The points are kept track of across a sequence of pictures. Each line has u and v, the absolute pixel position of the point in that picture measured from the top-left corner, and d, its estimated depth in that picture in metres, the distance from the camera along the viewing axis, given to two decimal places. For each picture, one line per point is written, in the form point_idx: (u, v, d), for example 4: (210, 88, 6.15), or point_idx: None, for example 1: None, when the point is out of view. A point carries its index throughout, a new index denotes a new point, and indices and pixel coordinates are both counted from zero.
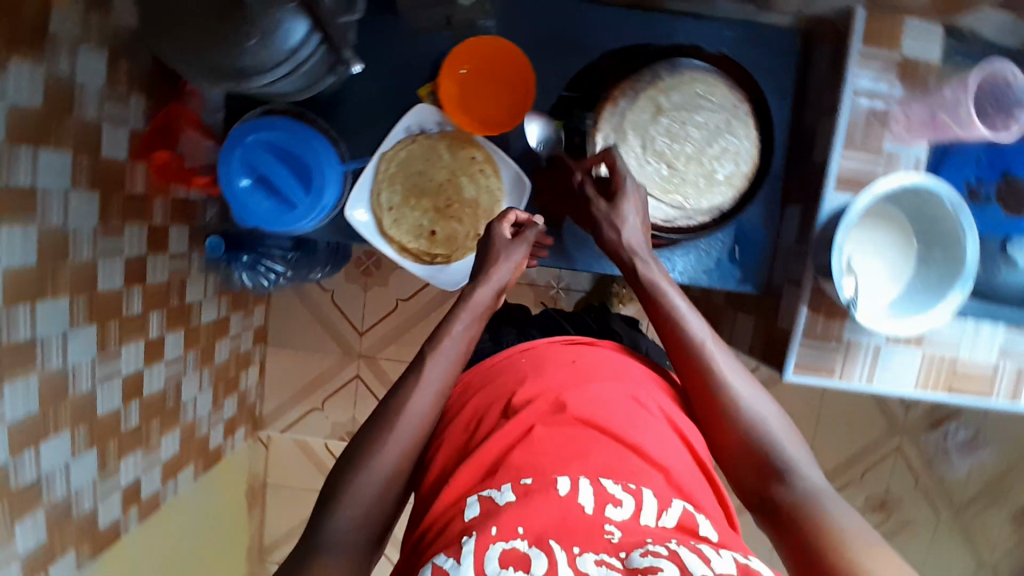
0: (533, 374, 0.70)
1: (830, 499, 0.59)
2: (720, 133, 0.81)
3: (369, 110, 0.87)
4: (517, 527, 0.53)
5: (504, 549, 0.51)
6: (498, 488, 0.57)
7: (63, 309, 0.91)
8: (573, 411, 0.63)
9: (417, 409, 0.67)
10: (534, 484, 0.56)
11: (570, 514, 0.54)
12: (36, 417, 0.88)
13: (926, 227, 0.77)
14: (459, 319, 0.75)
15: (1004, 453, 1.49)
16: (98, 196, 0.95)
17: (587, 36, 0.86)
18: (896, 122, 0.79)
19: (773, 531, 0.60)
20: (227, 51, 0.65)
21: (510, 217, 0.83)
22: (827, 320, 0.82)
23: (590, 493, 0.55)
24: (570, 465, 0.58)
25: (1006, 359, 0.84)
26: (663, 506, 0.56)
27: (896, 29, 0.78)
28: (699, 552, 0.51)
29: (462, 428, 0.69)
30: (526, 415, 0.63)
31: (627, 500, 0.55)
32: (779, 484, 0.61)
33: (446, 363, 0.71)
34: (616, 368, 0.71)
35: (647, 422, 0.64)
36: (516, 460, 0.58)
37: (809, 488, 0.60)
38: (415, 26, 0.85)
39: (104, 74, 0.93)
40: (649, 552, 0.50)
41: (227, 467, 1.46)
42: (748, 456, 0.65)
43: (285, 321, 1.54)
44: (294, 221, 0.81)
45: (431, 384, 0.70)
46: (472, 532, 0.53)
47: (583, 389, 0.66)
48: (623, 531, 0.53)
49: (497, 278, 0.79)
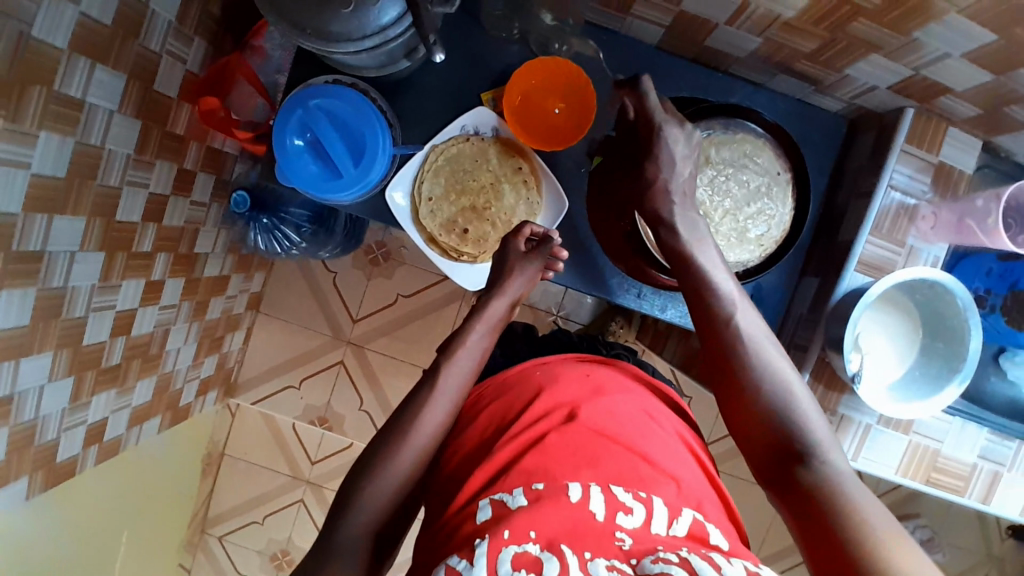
0: (548, 384, 0.80)
1: (852, 484, 0.60)
2: (759, 196, 0.85)
3: (431, 101, 0.90)
4: (529, 532, 0.60)
5: (516, 553, 0.58)
6: (510, 492, 0.66)
7: (78, 229, 0.90)
8: (584, 421, 0.73)
9: (429, 419, 0.73)
10: (546, 490, 0.65)
11: (582, 520, 0.62)
12: (24, 331, 0.86)
13: (930, 320, 0.81)
14: (474, 329, 0.80)
15: (952, 561, 1.52)
16: (139, 126, 0.95)
17: (652, 79, 0.90)
18: (922, 220, 0.83)
19: (792, 510, 0.62)
20: (322, 15, 0.68)
21: (525, 230, 0.85)
22: (826, 389, 0.84)
23: (601, 501, 0.64)
24: (581, 472, 0.68)
25: (983, 461, 0.88)
26: (672, 515, 0.65)
27: (938, 135, 0.83)
28: (710, 560, 0.59)
29: (478, 431, 0.78)
30: (542, 425, 0.74)
31: (637, 508, 0.64)
32: (802, 468, 0.63)
33: (463, 372, 0.77)
34: (625, 386, 0.82)
35: (653, 436, 0.75)
36: (529, 465, 0.68)
37: (832, 472, 0.62)
38: (494, 34, 0.89)
39: (175, 10, 0.97)
40: (659, 559, 0.58)
41: (190, 428, 1.42)
42: (770, 439, 0.66)
43: (284, 291, 1.53)
44: (336, 190, 0.82)
45: (443, 396, 0.75)
46: (484, 534, 0.61)
47: (595, 402, 0.77)
48: (633, 538, 0.62)
49: (511, 292, 0.83)
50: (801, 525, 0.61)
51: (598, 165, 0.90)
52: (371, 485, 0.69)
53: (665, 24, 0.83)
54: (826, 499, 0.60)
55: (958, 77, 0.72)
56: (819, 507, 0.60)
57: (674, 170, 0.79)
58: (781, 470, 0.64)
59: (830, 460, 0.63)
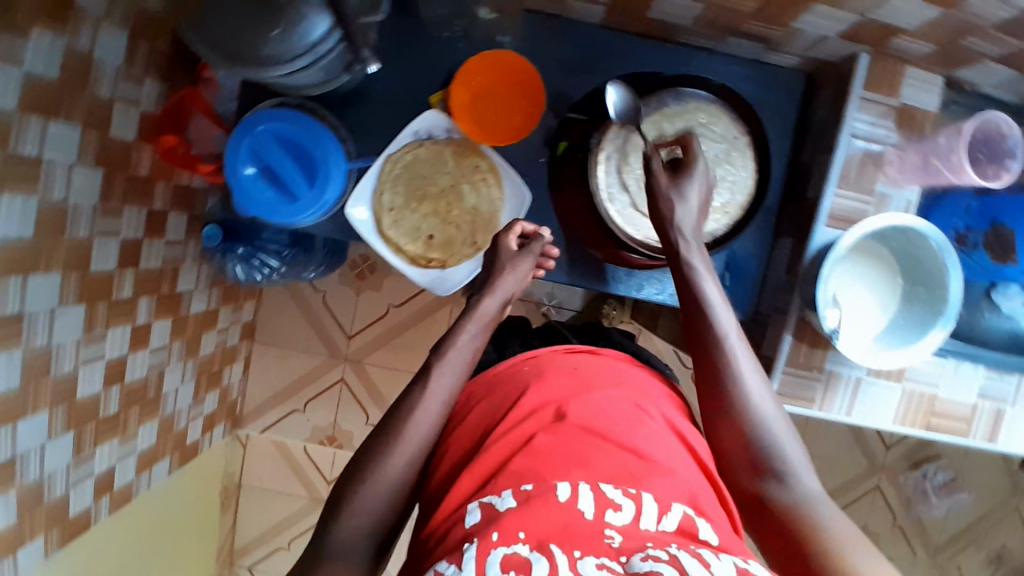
0: (535, 380, 0.80)
1: (818, 501, 0.68)
2: (719, 163, 0.84)
3: (380, 113, 0.89)
4: (518, 533, 0.61)
5: (505, 555, 0.59)
6: (499, 494, 0.66)
7: (54, 286, 0.90)
8: (573, 419, 0.73)
9: (422, 420, 0.72)
10: (534, 490, 0.65)
11: (571, 518, 0.62)
12: (16, 394, 0.87)
13: (908, 267, 0.80)
14: (465, 329, 0.79)
15: (979, 499, 1.51)
16: (102, 174, 0.95)
17: (601, 58, 0.88)
18: (890, 165, 0.82)
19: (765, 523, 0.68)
20: (250, 41, 0.68)
21: (517, 229, 0.86)
22: (810, 349, 0.83)
23: (589, 499, 0.64)
24: (570, 472, 0.67)
25: (984, 400, 0.89)
26: (662, 511, 0.64)
27: (897, 77, 0.81)
28: (699, 557, 0.58)
29: (468, 430, 0.78)
30: (529, 426, 0.73)
31: (626, 504, 0.64)
32: (775, 484, 0.69)
33: (458, 370, 0.76)
34: (613, 378, 0.81)
35: (645, 429, 0.74)
36: (517, 466, 0.68)
37: (802, 490, 0.69)
38: (434, 37, 0.87)
39: (121, 54, 0.94)
40: (649, 556, 0.58)
41: (201, 464, 1.42)
42: (748, 456, 0.72)
43: (276, 316, 1.54)
44: (296, 213, 0.81)
45: (435, 394, 0.74)
46: (474, 538, 0.62)
47: (582, 399, 0.76)
48: (623, 535, 0.61)
49: (502, 290, 0.82)
50: (775, 536, 0.67)
51: (566, 151, 0.89)
52: (361, 502, 0.68)
53: (605, 3, 0.81)
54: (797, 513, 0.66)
55: (908, 16, 0.70)
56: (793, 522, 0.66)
57: (686, 201, 0.78)
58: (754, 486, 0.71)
59: (802, 477, 0.69)
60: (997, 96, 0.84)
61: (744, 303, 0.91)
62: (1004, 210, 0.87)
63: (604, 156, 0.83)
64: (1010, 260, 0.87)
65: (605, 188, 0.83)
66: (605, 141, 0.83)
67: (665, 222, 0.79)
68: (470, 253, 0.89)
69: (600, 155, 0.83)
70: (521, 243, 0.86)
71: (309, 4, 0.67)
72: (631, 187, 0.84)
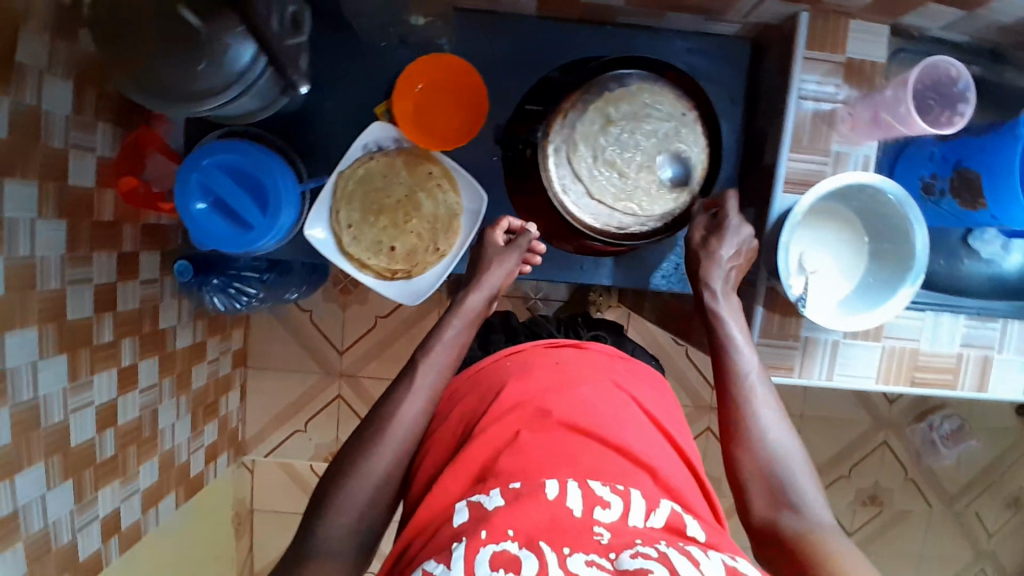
0: (517, 375, 0.75)
1: (838, 540, 0.63)
2: (669, 142, 0.83)
3: (331, 133, 0.90)
4: (507, 530, 0.57)
5: (494, 552, 0.55)
6: (487, 493, 0.63)
7: (32, 339, 0.90)
8: (557, 415, 0.69)
9: (407, 414, 0.74)
10: (522, 488, 0.61)
11: (560, 515, 0.59)
12: (10, 450, 0.88)
13: (873, 224, 0.79)
14: (450, 325, 0.81)
15: (990, 444, 1.49)
16: (66, 225, 0.94)
17: (540, 53, 0.89)
18: (842, 123, 0.80)
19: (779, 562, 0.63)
20: (176, 76, 0.67)
21: (504, 225, 0.89)
22: (782, 318, 0.84)
23: (578, 496, 0.61)
24: (557, 469, 0.63)
25: (969, 349, 0.88)
26: (650, 507, 0.62)
27: (843, 31, 0.79)
28: (689, 555, 0.56)
29: (450, 431, 0.75)
30: (512, 421, 0.69)
31: (615, 501, 0.61)
32: (790, 518, 0.65)
33: (439, 366, 0.78)
34: (597, 372, 0.77)
35: (630, 422, 0.71)
36: (503, 464, 0.64)
37: (818, 526, 0.64)
38: (374, 47, 0.88)
39: (70, 102, 0.92)
40: (639, 553, 0.55)
41: (209, 494, 1.43)
42: (764, 487, 0.68)
43: (267, 341, 1.54)
44: (251, 242, 0.81)
45: (422, 390, 0.76)
46: (462, 537, 0.58)
47: (564, 394, 0.72)
48: (612, 532, 0.58)
49: (489, 284, 0.85)
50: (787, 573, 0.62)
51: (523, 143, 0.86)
52: (348, 523, 0.68)
53: None
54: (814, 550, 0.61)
55: None
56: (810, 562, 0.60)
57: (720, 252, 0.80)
58: (770, 521, 0.66)
59: (817, 514, 0.65)
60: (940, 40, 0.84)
61: None
62: (968, 150, 0.82)
63: (553, 148, 0.82)
64: (979, 208, 0.82)
65: (556, 180, 0.82)
66: (552, 134, 0.81)
67: (698, 272, 0.81)
68: (433, 260, 0.88)
69: (548, 148, 0.81)
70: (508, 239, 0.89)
71: (229, 32, 0.66)
72: (583, 176, 0.82)
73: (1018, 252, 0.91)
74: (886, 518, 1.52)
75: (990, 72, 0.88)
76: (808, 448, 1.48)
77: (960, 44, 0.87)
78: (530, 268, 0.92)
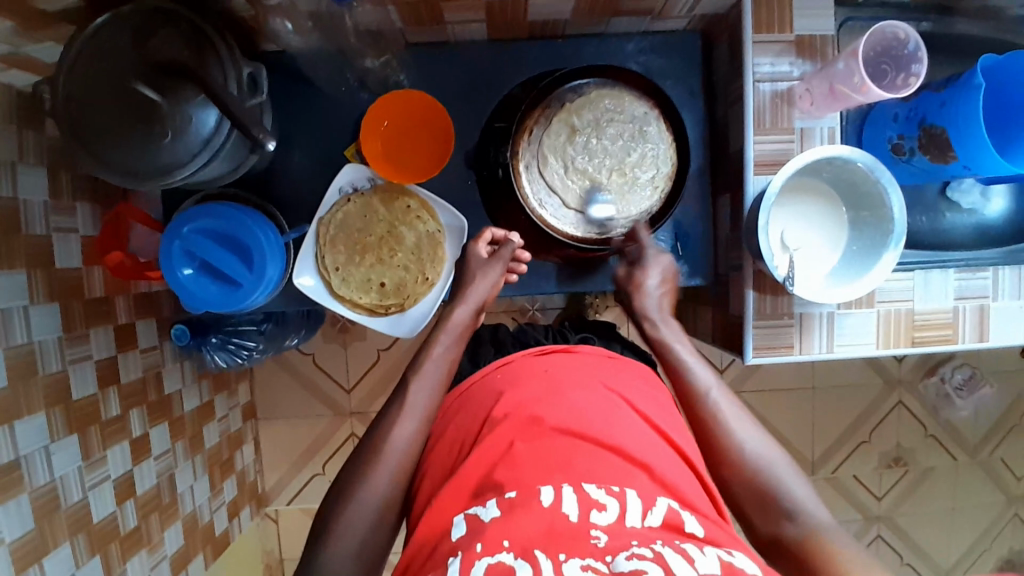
0: (508, 387, 0.75)
1: (837, 537, 0.66)
2: (635, 142, 0.88)
3: (312, 180, 0.94)
4: (502, 542, 0.57)
5: (489, 564, 0.55)
6: (484, 505, 0.63)
7: (41, 424, 0.87)
8: (549, 422, 0.69)
9: (400, 435, 0.74)
10: (517, 498, 0.61)
11: (556, 521, 0.58)
12: (34, 535, 0.85)
13: (848, 193, 0.84)
14: (439, 341, 0.82)
15: (1004, 389, 1.50)
16: (59, 306, 0.90)
17: (497, 72, 0.93)
18: (801, 100, 0.83)
19: (787, 567, 0.67)
20: (145, 150, 0.70)
21: (486, 237, 0.90)
22: (774, 297, 0.86)
23: (573, 501, 0.60)
24: (552, 475, 0.63)
25: (964, 301, 0.89)
26: (646, 507, 0.61)
27: (786, 11, 0.82)
28: (684, 553, 0.55)
29: (446, 450, 0.74)
30: (505, 432, 0.69)
31: (610, 503, 0.61)
32: (787, 524, 0.69)
33: (430, 385, 0.79)
34: (585, 377, 0.76)
35: (621, 423, 0.70)
36: (499, 476, 0.64)
37: (816, 526, 0.67)
38: (335, 93, 0.92)
39: (47, 188, 0.89)
40: (634, 554, 0.54)
41: (237, 551, 1.42)
42: (752, 497, 0.72)
43: (274, 390, 1.55)
44: (241, 299, 0.82)
45: (416, 410, 0.77)
46: (458, 552, 0.58)
47: (555, 400, 0.72)
48: (609, 534, 0.58)
49: (474, 297, 0.86)
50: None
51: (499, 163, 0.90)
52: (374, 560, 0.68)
53: (483, 19, 0.84)
54: (818, 555, 0.65)
55: None
56: (816, 565, 0.64)
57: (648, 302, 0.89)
58: (769, 533, 0.70)
59: (814, 514, 0.68)
60: (876, 7, 0.87)
61: (702, 266, 0.96)
62: (931, 107, 0.82)
63: (524, 165, 0.87)
64: (950, 160, 0.82)
65: (533, 196, 0.87)
66: (520, 151, 0.87)
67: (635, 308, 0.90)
68: (423, 290, 0.90)
69: (519, 165, 0.87)
70: (492, 250, 0.90)
71: (191, 101, 0.70)
72: (557, 188, 0.87)
73: (998, 197, 0.92)
74: (913, 477, 1.52)
75: (938, 26, 0.90)
76: (824, 418, 1.48)
77: (906, 4, 0.89)
78: (516, 277, 0.93)
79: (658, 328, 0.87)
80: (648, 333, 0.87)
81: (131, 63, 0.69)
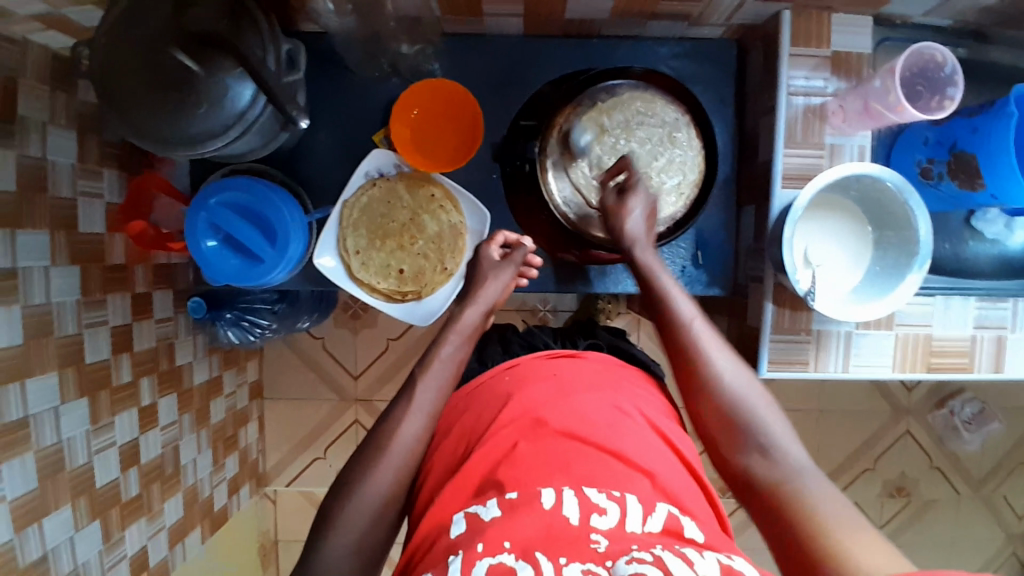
0: (515, 389, 0.75)
1: (807, 475, 0.67)
2: (663, 147, 0.88)
3: (339, 162, 0.94)
4: (502, 542, 0.57)
5: (489, 565, 0.55)
6: (484, 504, 0.63)
7: (52, 385, 0.87)
8: (553, 425, 0.68)
9: (405, 432, 0.74)
10: (519, 498, 0.61)
11: (556, 523, 0.58)
12: (35, 494, 0.85)
13: (875, 213, 0.83)
14: (447, 342, 0.82)
15: (1012, 425, 1.48)
16: (79, 270, 0.91)
17: (530, 68, 0.93)
18: (833, 115, 0.83)
19: (755, 502, 0.68)
20: (178, 119, 0.71)
21: (498, 238, 0.90)
22: (793, 312, 0.86)
23: (574, 504, 0.60)
24: (553, 478, 0.63)
25: (983, 330, 0.88)
26: (647, 511, 0.61)
27: (823, 26, 0.82)
28: (683, 557, 0.55)
29: (450, 449, 0.75)
30: (509, 434, 0.69)
31: (611, 507, 0.60)
32: (757, 459, 0.70)
33: (435, 386, 0.78)
34: (595, 382, 0.76)
35: (629, 433, 0.69)
36: (501, 475, 0.64)
37: (786, 467, 0.68)
38: (368, 77, 0.93)
39: (76, 152, 0.90)
40: (634, 559, 0.54)
41: (234, 528, 1.43)
42: (727, 432, 0.73)
43: (282, 370, 1.56)
44: (262, 275, 0.83)
45: (421, 406, 0.77)
46: (458, 551, 0.58)
47: (564, 404, 0.71)
48: (609, 539, 0.57)
49: (484, 298, 0.86)
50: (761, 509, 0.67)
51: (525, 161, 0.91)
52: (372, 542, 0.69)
53: (520, 14, 0.84)
54: (785, 492, 0.65)
55: None
56: (779, 502, 0.65)
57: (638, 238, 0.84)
58: (741, 466, 0.71)
59: (787, 453, 0.69)
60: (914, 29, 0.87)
61: (721, 275, 0.96)
62: (962, 132, 0.82)
63: (551, 163, 0.88)
64: (978, 187, 0.82)
65: (558, 194, 0.89)
66: (548, 148, 0.88)
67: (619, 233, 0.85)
68: (441, 279, 0.90)
69: (546, 163, 0.88)
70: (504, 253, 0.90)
71: (230, 74, 0.71)
72: (582, 186, 0.89)
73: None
74: (915, 508, 1.50)
75: (975, 52, 0.89)
76: (829, 441, 1.47)
77: (944, 28, 0.88)
78: (525, 282, 0.93)
79: (645, 253, 0.84)
80: (634, 259, 0.84)
81: (170, 31, 0.70)
